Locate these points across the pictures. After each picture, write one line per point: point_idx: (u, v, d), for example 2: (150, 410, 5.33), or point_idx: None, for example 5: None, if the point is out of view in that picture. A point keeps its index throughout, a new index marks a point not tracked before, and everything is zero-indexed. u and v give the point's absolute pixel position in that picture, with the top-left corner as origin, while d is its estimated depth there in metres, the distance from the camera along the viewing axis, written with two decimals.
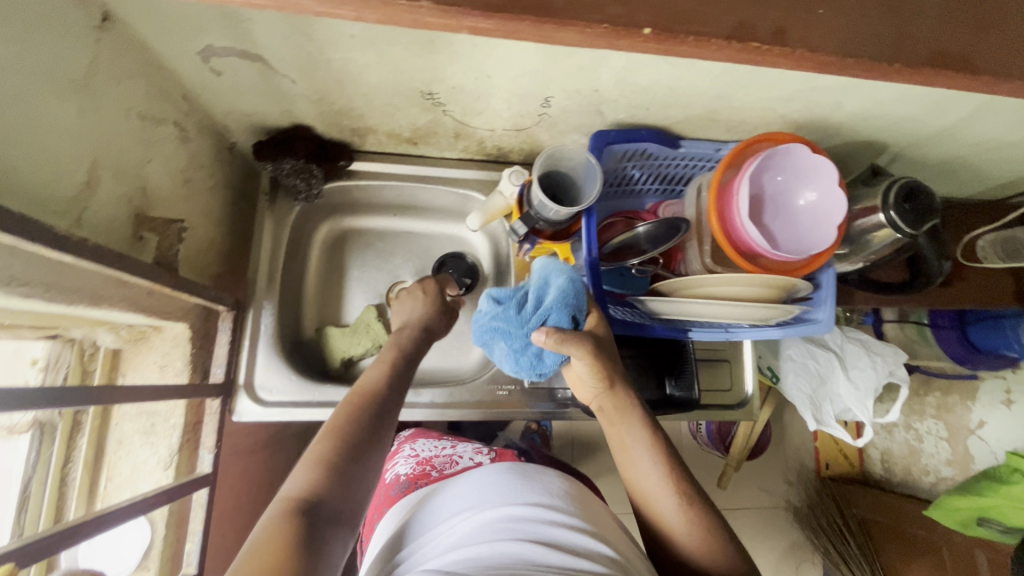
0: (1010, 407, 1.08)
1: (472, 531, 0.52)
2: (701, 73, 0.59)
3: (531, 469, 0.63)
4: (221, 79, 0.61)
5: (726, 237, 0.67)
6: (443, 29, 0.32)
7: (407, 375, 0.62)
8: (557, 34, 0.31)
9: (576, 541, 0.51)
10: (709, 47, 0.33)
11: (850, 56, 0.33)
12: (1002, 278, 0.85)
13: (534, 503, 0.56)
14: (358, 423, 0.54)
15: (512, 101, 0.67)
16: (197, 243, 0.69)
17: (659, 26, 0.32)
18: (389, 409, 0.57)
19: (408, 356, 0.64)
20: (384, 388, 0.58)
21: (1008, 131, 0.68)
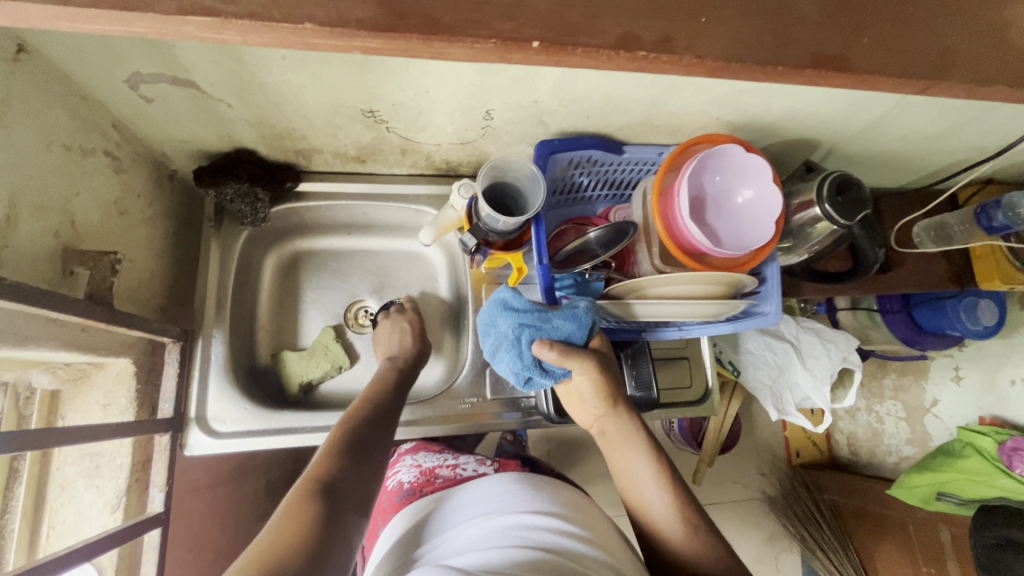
0: (959, 382, 1.13)
1: (483, 538, 0.54)
2: (633, 82, 0.61)
3: (539, 479, 0.64)
4: (153, 106, 0.60)
5: (672, 238, 0.69)
6: (343, 50, 0.32)
7: (400, 394, 0.71)
8: (447, 50, 0.31)
9: (586, 550, 0.53)
10: (603, 58, 0.33)
11: (751, 59, 0.35)
12: (936, 262, 0.90)
13: (544, 510, 0.57)
14: (363, 428, 0.62)
15: (453, 115, 0.68)
16: (136, 274, 0.66)
17: (547, 39, 0.32)
18: (385, 429, 0.64)
19: (399, 379, 0.73)
20: (381, 404, 0.67)
21: (924, 123, 0.72)
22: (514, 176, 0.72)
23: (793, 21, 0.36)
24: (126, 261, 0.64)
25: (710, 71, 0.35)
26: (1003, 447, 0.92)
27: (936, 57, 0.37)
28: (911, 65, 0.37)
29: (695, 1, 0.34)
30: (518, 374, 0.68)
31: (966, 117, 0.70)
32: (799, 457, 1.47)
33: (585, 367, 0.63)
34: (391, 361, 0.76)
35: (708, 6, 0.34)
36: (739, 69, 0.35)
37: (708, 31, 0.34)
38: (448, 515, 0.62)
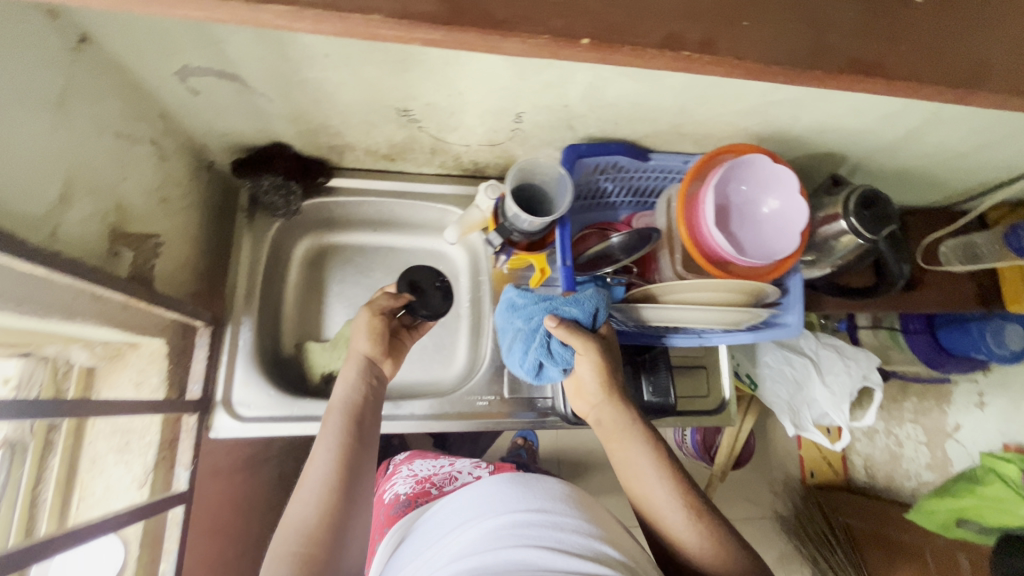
0: (983, 409, 1.11)
1: (477, 540, 0.53)
2: (664, 89, 0.62)
3: (530, 476, 0.62)
4: (199, 98, 0.63)
5: (696, 246, 0.69)
6: (399, 42, 0.33)
7: (368, 419, 0.61)
8: (503, 43, 0.32)
9: (586, 546, 0.52)
10: (643, 57, 0.34)
11: (790, 64, 0.35)
12: (963, 282, 0.89)
13: (536, 509, 0.56)
14: (327, 495, 0.52)
15: (484, 117, 0.69)
16: (173, 259, 0.69)
17: (598, 36, 0.33)
18: (354, 480, 0.55)
19: (366, 399, 0.63)
20: (346, 444, 0.57)
21: (955, 140, 0.72)
22: (541, 177, 0.74)
23: (830, 29, 0.36)
24: (164, 246, 0.67)
25: (746, 73, 0.35)
26: None
27: (974, 67, 0.37)
28: (948, 74, 0.37)
29: (732, 6, 0.35)
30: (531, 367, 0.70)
31: (999, 135, 0.70)
32: (812, 477, 1.44)
33: (588, 346, 0.64)
34: (352, 394, 0.63)
35: (751, 9, 0.35)
36: (775, 73, 0.36)
37: (750, 34, 0.35)
38: (447, 517, 0.62)
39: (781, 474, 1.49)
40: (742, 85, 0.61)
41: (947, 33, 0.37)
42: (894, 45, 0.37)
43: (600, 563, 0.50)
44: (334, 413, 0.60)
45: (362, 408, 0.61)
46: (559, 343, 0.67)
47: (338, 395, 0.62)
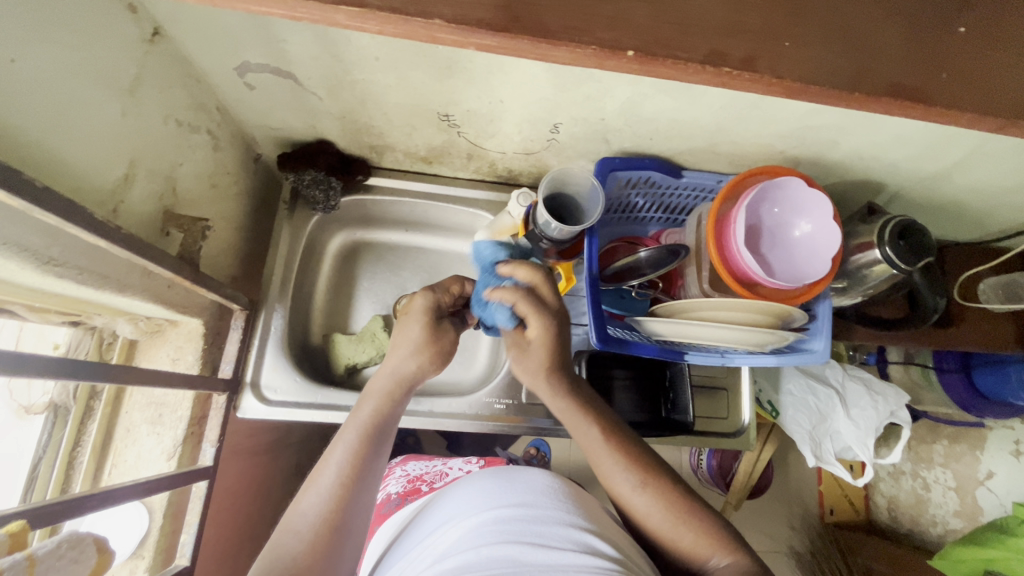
0: (1019, 457, 1.07)
1: (463, 539, 0.56)
2: (702, 106, 0.63)
3: (514, 472, 0.66)
4: (254, 93, 0.66)
5: (723, 264, 0.69)
6: (450, 45, 0.35)
7: (388, 429, 0.59)
8: (552, 52, 0.34)
9: (566, 537, 0.55)
10: (684, 72, 0.35)
11: (831, 87, 0.36)
12: (1002, 322, 0.87)
13: (519, 505, 0.59)
14: (330, 518, 0.51)
15: (522, 125, 0.71)
16: (216, 244, 0.72)
17: (642, 50, 0.34)
18: (360, 500, 0.54)
19: (391, 406, 0.60)
20: (359, 463, 0.55)
21: (1000, 174, 0.70)
22: (574, 187, 0.75)
23: (875, 52, 0.37)
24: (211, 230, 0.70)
25: (785, 91, 0.36)
26: None
27: (1020, 97, 0.37)
28: (994, 102, 0.37)
29: (776, 27, 0.36)
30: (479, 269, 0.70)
31: None
32: (833, 514, 1.42)
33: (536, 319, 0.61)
34: (376, 409, 0.59)
35: (791, 30, 0.36)
36: (814, 94, 0.36)
37: (789, 54, 0.35)
38: (440, 510, 0.65)
39: (800, 509, 1.45)
40: (781, 106, 0.61)
41: (995, 61, 0.37)
42: (938, 71, 0.37)
43: (581, 552, 0.53)
44: (350, 433, 0.57)
45: (381, 432, 0.58)
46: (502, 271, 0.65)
47: (363, 402, 0.60)
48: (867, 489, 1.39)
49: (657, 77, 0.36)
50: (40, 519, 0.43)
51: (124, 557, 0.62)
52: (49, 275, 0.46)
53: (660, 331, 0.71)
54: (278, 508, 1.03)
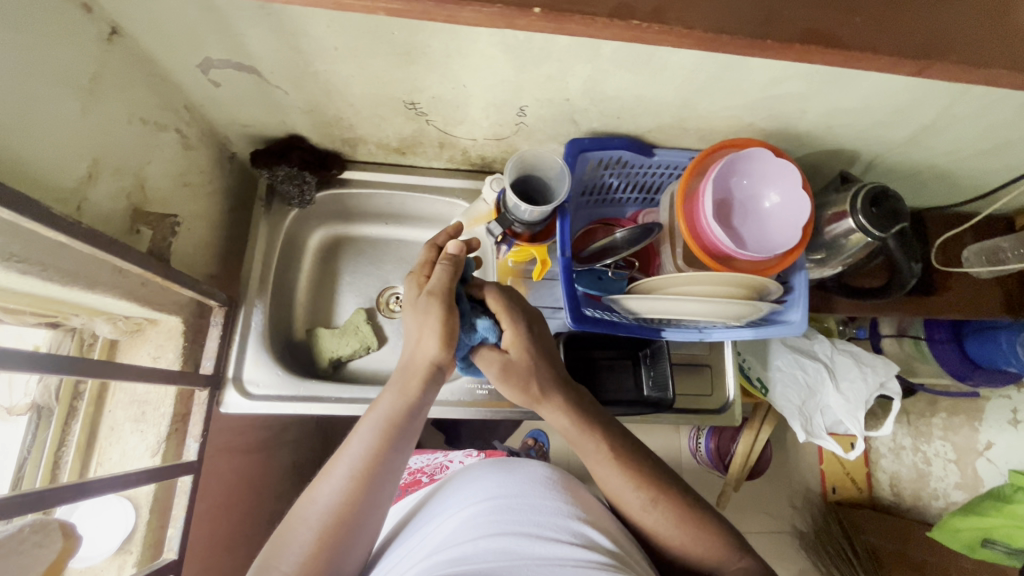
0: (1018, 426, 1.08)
1: (459, 529, 0.56)
2: (665, 80, 0.64)
3: (514, 463, 0.67)
4: (221, 90, 0.68)
5: (694, 239, 0.70)
6: (368, 11, 0.35)
7: (408, 425, 0.58)
8: (459, 12, 0.35)
9: (563, 528, 0.56)
10: (597, 26, 0.36)
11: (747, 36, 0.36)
12: (988, 287, 0.92)
13: (517, 495, 0.60)
14: (341, 512, 0.53)
15: (489, 110, 0.72)
16: (191, 241, 0.73)
17: (549, 6, 0.35)
18: (373, 496, 0.55)
19: (410, 402, 0.59)
20: (374, 458, 0.55)
21: (966, 133, 0.71)
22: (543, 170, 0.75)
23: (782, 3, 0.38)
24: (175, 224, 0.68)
25: (698, 42, 0.36)
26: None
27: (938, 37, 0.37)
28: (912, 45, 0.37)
29: None
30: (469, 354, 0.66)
31: (1012, 128, 0.69)
32: (835, 493, 1.42)
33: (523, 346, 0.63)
34: (394, 406, 0.58)
35: None
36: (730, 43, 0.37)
37: (701, 4, 0.36)
38: (439, 500, 0.66)
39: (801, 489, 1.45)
40: (740, 72, 0.61)
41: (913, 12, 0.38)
42: (861, 17, 0.37)
43: (579, 545, 0.54)
44: (368, 426, 0.57)
45: (400, 428, 0.58)
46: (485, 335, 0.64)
47: (385, 393, 0.60)
48: (868, 465, 1.40)
49: (574, 34, 0.36)
50: (10, 510, 0.44)
51: (110, 554, 0.63)
52: (11, 271, 0.47)
53: (631, 307, 0.72)
54: (274, 507, 1.05)
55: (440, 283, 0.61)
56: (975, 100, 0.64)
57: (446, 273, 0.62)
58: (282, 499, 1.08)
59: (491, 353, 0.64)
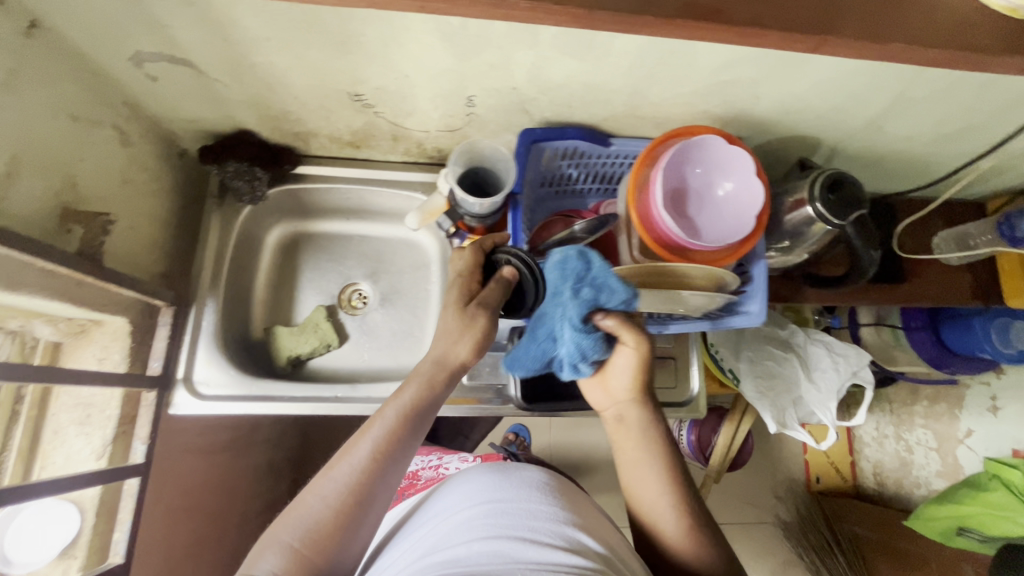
0: (996, 413, 1.08)
1: (454, 534, 0.55)
2: (611, 66, 0.62)
3: (511, 466, 0.66)
4: (158, 84, 0.66)
5: (647, 230, 0.69)
6: None
7: (428, 412, 0.58)
8: None
9: (556, 533, 0.55)
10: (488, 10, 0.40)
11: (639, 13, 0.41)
12: (959, 274, 0.91)
13: (511, 499, 0.59)
14: (357, 492, 0.52)
15: (437, 100, 0.70)
16: (136, 240, 0.71)
17: None
18: (390, 479, 0.54)
19: (434, 389, 0.59)
20: (397, 441, 0.55)
21: (927, 116, 0.69)
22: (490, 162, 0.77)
23: None
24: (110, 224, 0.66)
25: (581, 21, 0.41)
26: None
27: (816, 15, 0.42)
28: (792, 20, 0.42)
29: None
30: (583, 304, 0.58)
31: (973, 111, 0.67)
32: (819, 482, 1.40)
33: (642, 341, 0.59)
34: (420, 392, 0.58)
35: None
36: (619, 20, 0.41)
37: None
38: (433, 504, 0.65)
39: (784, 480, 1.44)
40: (686, 56, 0.60)
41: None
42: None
43: (572, 550, 0.53)
44: (392, 408, 0.57)
45: (421, 414, 0.57)
46: (613, 303, 0.58)
47: (409, 378, 0.59)
48: (852, 454, 1.39)
49: None
50: None
51: (53, 559, 0.62)
52: None
53: None
54: None
55: (490, 294, 0.63)
56: (931, 82, 0.62)
57: (497, 290, 0.64)
58: (255, 498, 1.07)
59: (609, 322, 0.59)
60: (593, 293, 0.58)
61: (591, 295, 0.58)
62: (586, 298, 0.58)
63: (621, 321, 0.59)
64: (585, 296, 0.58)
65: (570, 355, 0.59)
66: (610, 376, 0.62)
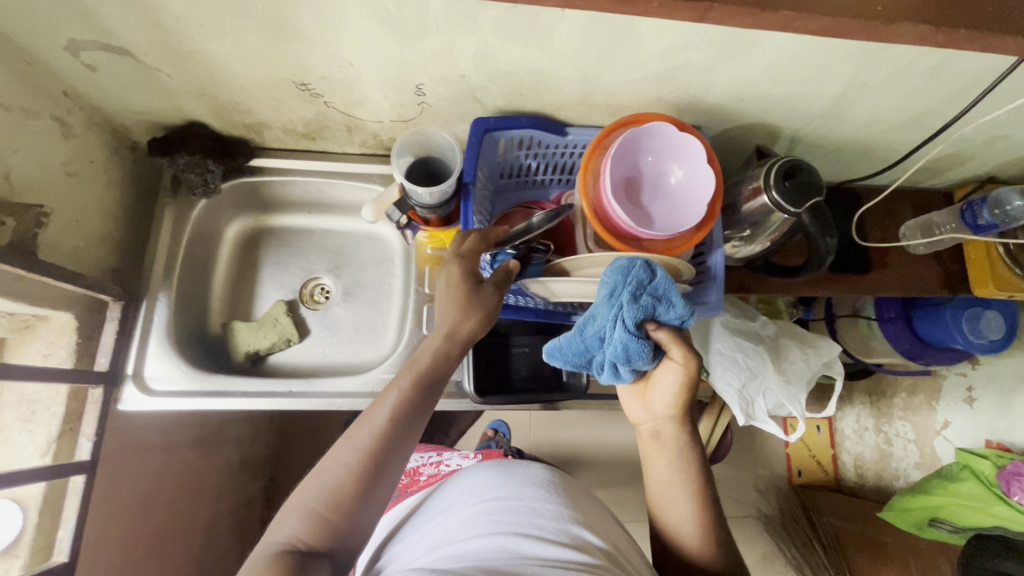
0: (972, 404, 1.10)
1: (462, 531, 0.55)
2: (557, 52, 0.61)
3: (515, 463, 0.65)
4: (98, 74, 0.64)
5: (599, 219, 0.68)
6: None
7: (438, 384, 0.59)
8: None
9: (562, 530, 0.55)
10: None
11: None
12: (926, 263, 0.90)
13: (516, 496, 0.58)
14: (378, 454, 0.51)
15: (386, 89, 0.69)
16: (80, 234, 0.70)
17: None
18: (407, 443, 0.54)
19: (444, 362, 0.60)
20: (412, 405, 0.55)
21: (883, 102, 0.68)
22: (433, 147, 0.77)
23: None
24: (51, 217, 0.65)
25: None
26: (1001, 471, 0.92)
27: None
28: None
29: None
30: (639, 312, 0.57)
31: (927, 96, 0.66)
32: (800, 476, 1.37)
33: (690, 359, 0.59)
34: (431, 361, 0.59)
35: None
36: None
37: None
38: (439, 502, 0.65)
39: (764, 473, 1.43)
40: (630, 40, 0.59)
41: None
42: None
43: (577, 547, 0.53)
44: (404, 378, 0.58)
45: (433, 384, 0.59)
46: (666, 317, 0.58)
47: (421, 352, 0.60)
48: (834, 447, 1.34)
49: None
50: None
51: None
52: None
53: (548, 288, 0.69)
54: (217, 504, 1.03)
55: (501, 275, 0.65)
56: (882, 66, 0.61)
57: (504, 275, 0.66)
58: (227, 495, 1.06)
59: (659, 332, 0.59)
60: (649, 303, 0.57)
61: (650, 304, 0.58)
62: (642, 305, 0.57)
63: (671, 334, 0.59)
64: (643, 304, 0.57)
65: (615, 355, 0.59)
66: (653, 390, 0.64)
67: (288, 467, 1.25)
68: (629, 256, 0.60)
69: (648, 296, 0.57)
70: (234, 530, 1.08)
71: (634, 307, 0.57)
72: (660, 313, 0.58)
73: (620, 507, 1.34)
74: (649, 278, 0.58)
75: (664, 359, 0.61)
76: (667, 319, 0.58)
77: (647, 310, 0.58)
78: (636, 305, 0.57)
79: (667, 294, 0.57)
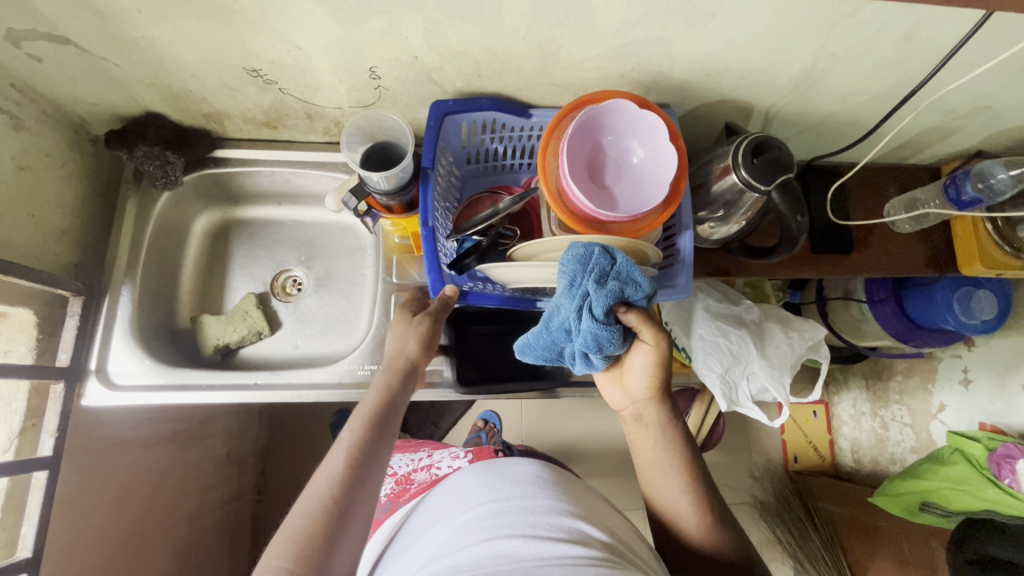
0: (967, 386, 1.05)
1: (457, 538, 0.53)
2: (509, 30, 0.59)
3: (504, 462, 0.63)
4: (44, 66, 0.63)
5: (560, 200, 0.65)
6: None
7: (392, 419, 0.61)
8: None
9: (556, 525, 0.53)
10: None
11: None
12: (912, 242, 0.87)
13: (505, 497, 0.57)
14: (339, 498, 0.52)
15: (339, 73, 0.67)
16: (35, 230, 0.70)
17: None
18: (368, 481, 0.54)
19: (392, 401, 0.63)
20: (367, 441, 0.57)
21: (856, 72, 0.65)
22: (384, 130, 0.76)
23: None
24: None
25: None
26: (992, 454, 0.88)
27: None
28: None
29: None
30: (609, 299, 0.54)
31: (902, 64, 0.63)
32: (796, 462, 1.33)
33: (660, 338, 0.58)
34: (380, 399, 0.62)
35: None
36: None
37: None
38: (432, 506, 0.64)
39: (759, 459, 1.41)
40: (583, 14, 0.56)
41: None
42: None
43: (574, 542, 0.51)
44: (358, 419, 0.59)
45: (386, 417, 0.60)
46: (635, 298, 0.56)
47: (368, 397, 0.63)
48: (831, 432, 1.32)
49: None
50: None
51: None
52: None
53: (509, 275, 0.66)
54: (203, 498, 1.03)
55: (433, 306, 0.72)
56: (850, 34, 0.59)
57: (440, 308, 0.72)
58: (214, 488, 1.06)
59: (628, 317, 0.57)
60: (616, 287, 0.54)
61: (618, 288, 0.54)
62: (610, 291, 0.54)
63: (640, 317, 0.57)
64: (610, 290, 0.54)
65: (585, 346, 0.56)
66: (628, 374, 0.62)
67: (278, 460, 1.25)
68: (585, 242, 0.56)
69: (615, 279, 0.54)
70: (221, 524, 1.09)
71: (603, 294, 0.54)
72: (629, 295, 0.55)
73: (611, 495, 1.33)
74: (611, 263, 0.54)
75: (636, 341, 0.60)
76: (635, 301, 0.56)
77: (615, 295, 0.54)
78: (603, 292, 0.54)
79: (634, 274, 0.54)
